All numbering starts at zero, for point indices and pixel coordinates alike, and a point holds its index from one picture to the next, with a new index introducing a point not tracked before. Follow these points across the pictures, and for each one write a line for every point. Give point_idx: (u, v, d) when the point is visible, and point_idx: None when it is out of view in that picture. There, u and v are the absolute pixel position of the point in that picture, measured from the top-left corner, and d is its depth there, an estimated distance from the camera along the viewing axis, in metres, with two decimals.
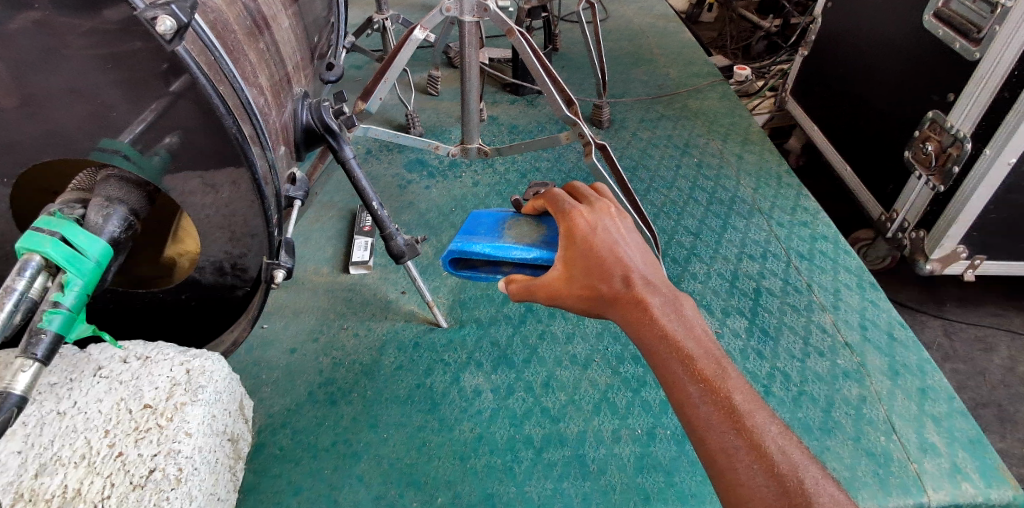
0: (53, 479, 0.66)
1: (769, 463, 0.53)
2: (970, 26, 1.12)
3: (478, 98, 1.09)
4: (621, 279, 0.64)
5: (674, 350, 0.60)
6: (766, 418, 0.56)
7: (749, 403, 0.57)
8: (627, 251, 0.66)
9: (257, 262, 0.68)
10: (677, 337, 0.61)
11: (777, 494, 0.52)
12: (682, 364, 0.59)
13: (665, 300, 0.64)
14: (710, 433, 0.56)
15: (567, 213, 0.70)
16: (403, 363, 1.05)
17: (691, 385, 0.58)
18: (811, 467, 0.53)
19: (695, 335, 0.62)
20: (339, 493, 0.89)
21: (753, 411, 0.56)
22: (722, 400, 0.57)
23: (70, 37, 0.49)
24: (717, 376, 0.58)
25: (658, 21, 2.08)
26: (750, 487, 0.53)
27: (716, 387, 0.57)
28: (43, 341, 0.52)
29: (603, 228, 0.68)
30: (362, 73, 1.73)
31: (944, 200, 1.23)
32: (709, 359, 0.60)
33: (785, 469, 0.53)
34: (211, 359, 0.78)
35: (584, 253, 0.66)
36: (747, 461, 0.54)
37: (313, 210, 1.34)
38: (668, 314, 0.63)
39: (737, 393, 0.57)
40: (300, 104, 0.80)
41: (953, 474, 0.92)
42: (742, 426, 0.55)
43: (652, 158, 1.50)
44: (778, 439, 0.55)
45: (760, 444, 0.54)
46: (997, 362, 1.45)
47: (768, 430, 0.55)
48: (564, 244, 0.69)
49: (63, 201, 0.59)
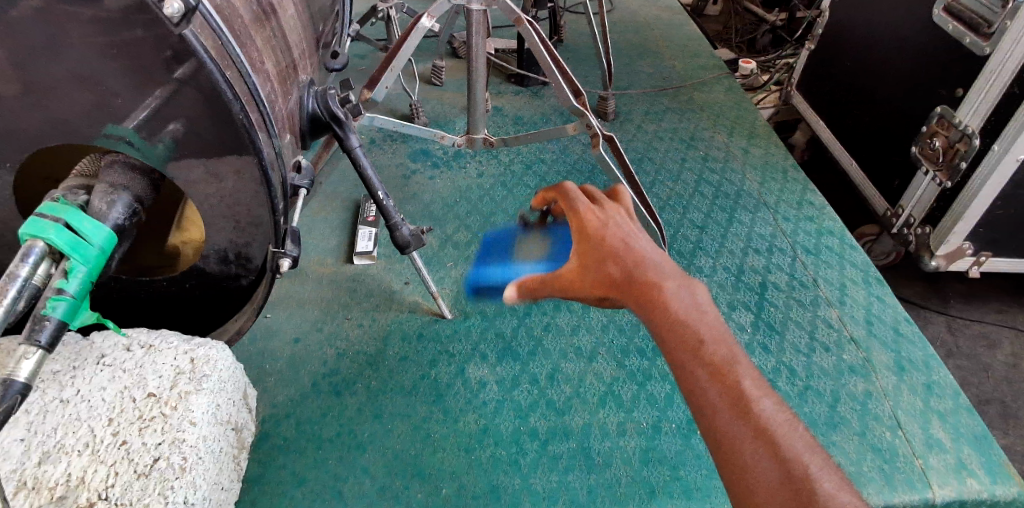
0: (56, 468, 0.66)
1: (776, 449, 0.52)
2: (981, 20, 1.11)
3: (485, 87, 1.08)
4: (632, 264, 0.65)
5: (685, 334, 0.59)
6: (774, 405, 0.55)
7: (756, 388, 0.56)
8: (639, 242, 0.67)
9: (261, 252, 0.67)
10: (689, 321, 0.60)
11: (781, 480, 0.51)
12: (693, 351, 0.58)
13: (678, 284, 0.63)
14: (718, 420, 0.55)
15: (578, 212, 0.72)
16: (407, 355, 1.04)
17: (698, 369, 0.57)
18: (816, 455, 0.53)
19: (708, 322, 0.60)
20: (344, 485, 0.88)
21: (761, 397, 0.55)
22: (729, 385, 0.56)
23: (72, 25, 0.48)
24: (727, 363, 0.57)
25: (664, 14, 2.06)
26: (754, 474, 0.52)
27: (725, 372, 0.56)
28: (47, 328, 0.51)
29: (614, 224, 0.69)
30: (367, 63, 1.72)
31: (951, 196, 1.22)
32: (719, 344, 0.58)
33: (791, 457, 0.52)
34: (216, 348, 0.77)
35: (596, 243, 0.68)
36: (752, 447, 0.53)
37: (318, 199, 1.33)
38: (681, 297, 0.61)
39: (745, 378, 0.56)
40: (306, 92, 0.78)
41: (959, 470, 0.92)
42: (750, 413, 0.54)
43: (657, 151, 1.50)
44: (787, 428, 0.54)
45: (767, 431, 0.53)
46: (1000, 359, 1.45)
47: (777, 416, 0.54)
48: (577, 241, 0.70)
49: (66, 187, 0.58)
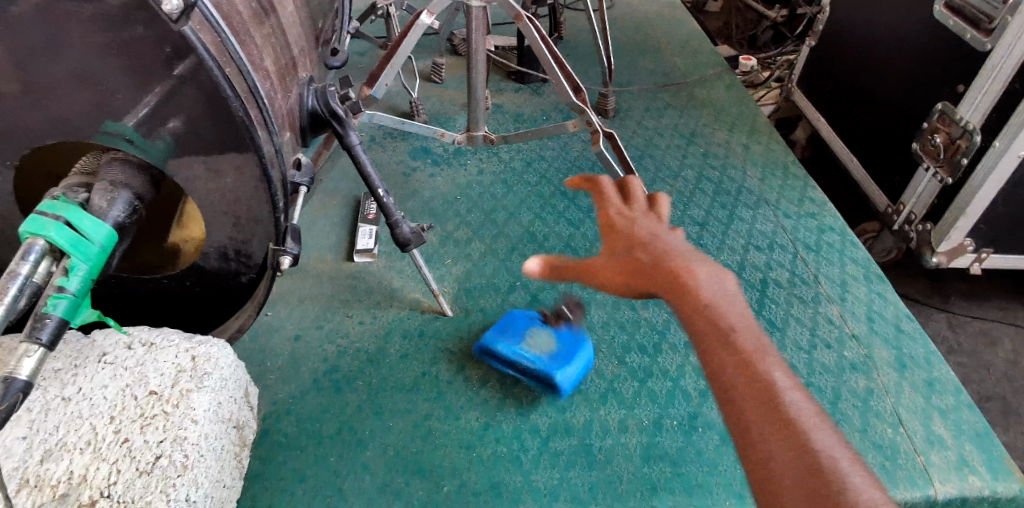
0: (59, 465, 0.66)
1: (803, 438, 0.49)
2: (982, 15, 1.10)
3: (485, 84, 1.07)
4: (658, 251, 0.69)
5: (714, 319, 0.59)
6: (803, 399, 0.52)
7: (787, 380, 0.54)
8: (666, 236, 0.73)
9: (261, 248, 0.67)
10: (719, 306, 0.60)
11: (803, 469, 0.48)
12: (721, 336, 0.57)
13: (709, 271, 0.64)
14: (743, 405, 0.53)
15: (608, 212, 0.80)
16: (408, 352, 1.04)
17: (727, 355, 0.56)
18: (846, 453, 0.49)
19: (738, 311, 0.60)
20: (345, 482, 0.88)
21: (790, 389, 0.53)
22: (757, 374, 0.54)
23: (72, 23, 0.48)
24: (758, 351, 0.56)
25: (665, 11, 2.06)
26: (777, 463, 0.49)
27: (754, 361, 0.55)
28: (48, 325, 0.51)
29: (642, 224, 0.77)
30: (367, 60, 1.72)
31: (952, 193, 1.22)
32: (751, 336, 0.57)
33: (819, 448, 0.49)
34: (217, 346, 0.77)
35: (625, 237, 0.74)
36: (776, 436, 0.50)
37: (318, 196, 1.33)
38: (712, 285, 0.62)
39: (776, 370, 0.54)
40: (306, 89, 0.78)
41: (960, 466, 0.92)
42: (776, 402, 0.52)
43: (658, 148, 1.49)
44: (815, 423, 0.51)
45: (794, 422, 0.50)
46: (1001, 356, 1.45)
47: (806, 409, 0.51)
48: (606, 234, 0.77)
49: (67, 185, 0.58)
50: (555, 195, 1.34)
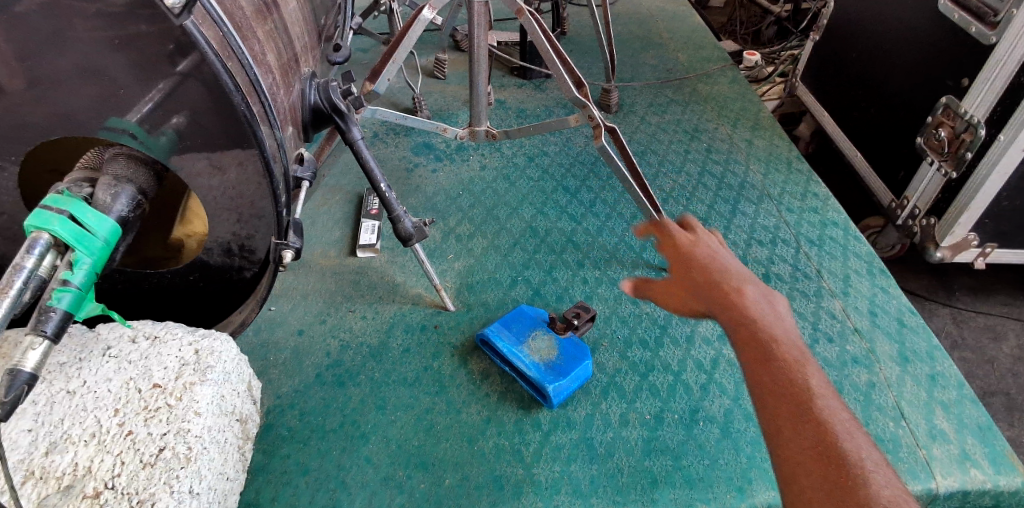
0: (64, 457, 0.66)
1: (832, 437, 0.52)
2: (987, 9, 1.09)
3: (487, 79, 1.07)
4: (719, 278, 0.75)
5: (757, 330, 0.63)
6: (837, 405, 0.54)
7: (823, 387, 0.56)
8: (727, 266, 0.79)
9: (264, 244, 0.68)
10: (764, 320, 0.64)
11: (830, 463, 0.50)
12: (763, 341, 0.61)
13: (760, 295, 0.70)
14: (775, 403, 0.55)
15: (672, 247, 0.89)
16: (410, 346, 1.05)
17: (764, 359, 0.59)
18: (875, 456, 0.51)
19: (783, 327, 0.64)
20: (347, 475, 0.89)
21: (826, 395, 0.55)
22: (795, 378, 0.56)
23: (78, 19, 0.48)
24: (798, 360, 0.59)
25: (669, 6, 2.05)
26: (805, 454, 0.51)
27: (791, 367, 0.58)
28: (53, 318, 0.52)
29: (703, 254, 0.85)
30: (369, 56, 1.72)
31: (956, 187, 1.21)
32: (793, 347, 0.60)
33: (847, 447, 0.51)
34: (220, 339, 0.78)
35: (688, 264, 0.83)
36: (803, 431, 0.52)
37: (321, 192, 1.33)
38: (760, 305, 0.67)
39: (814, 377, 0.57)
40: (309, 84, 0.79)
41: (963, 460, 0.91)
42: (809, 402, 0.54)
43: (660, 143, 1.49)
44: (845, 425, 0.53)
45: (826, 422, 0.53)
46: (1006, 351, 1.44)
47: (839, 414, 0.54)
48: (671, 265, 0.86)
49: (71, 180, 0.58)
50: (557, 190, 1.34)
